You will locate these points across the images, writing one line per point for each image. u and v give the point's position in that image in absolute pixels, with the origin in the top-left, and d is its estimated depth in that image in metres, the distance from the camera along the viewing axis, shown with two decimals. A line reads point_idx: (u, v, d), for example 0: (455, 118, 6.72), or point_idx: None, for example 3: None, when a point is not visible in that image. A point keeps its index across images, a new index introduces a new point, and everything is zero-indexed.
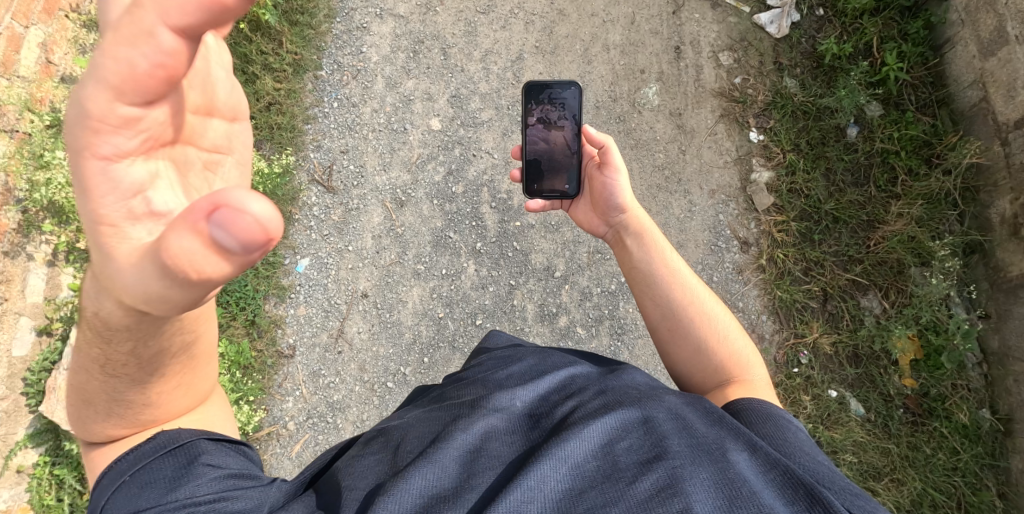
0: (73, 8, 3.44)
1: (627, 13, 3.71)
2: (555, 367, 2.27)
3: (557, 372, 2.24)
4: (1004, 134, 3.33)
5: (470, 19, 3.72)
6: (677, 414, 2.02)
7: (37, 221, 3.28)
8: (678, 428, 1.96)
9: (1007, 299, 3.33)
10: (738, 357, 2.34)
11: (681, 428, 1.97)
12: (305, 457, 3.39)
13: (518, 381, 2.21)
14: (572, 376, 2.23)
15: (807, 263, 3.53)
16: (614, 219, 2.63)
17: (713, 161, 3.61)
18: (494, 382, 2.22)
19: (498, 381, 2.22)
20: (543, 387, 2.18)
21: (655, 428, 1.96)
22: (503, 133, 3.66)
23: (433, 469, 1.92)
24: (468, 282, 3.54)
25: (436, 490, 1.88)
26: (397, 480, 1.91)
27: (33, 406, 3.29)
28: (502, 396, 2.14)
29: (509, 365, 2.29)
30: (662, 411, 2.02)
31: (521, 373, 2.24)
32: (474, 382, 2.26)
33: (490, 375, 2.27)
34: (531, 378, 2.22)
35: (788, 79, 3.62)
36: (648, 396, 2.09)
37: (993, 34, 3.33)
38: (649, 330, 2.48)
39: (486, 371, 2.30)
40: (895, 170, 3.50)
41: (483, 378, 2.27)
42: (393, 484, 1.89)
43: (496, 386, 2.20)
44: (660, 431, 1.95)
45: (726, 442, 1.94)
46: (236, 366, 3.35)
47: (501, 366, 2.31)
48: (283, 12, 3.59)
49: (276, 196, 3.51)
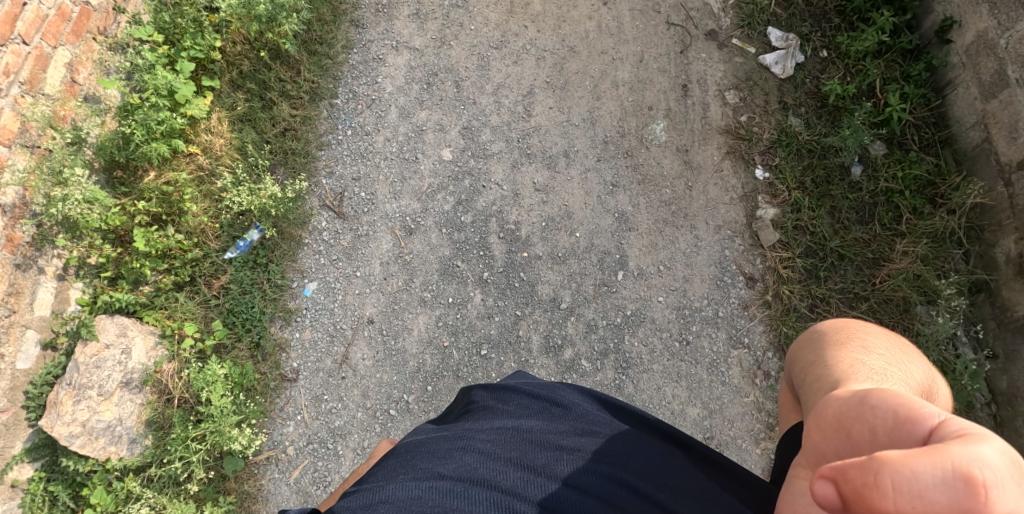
0: (100, 31, 3.53)
1: (636, 51, 3.82)
2: (563, 394, 2.28)
3: (566, 400, 2.24)
4: (1007, 175, 3.38)
5: (483, 53, 3.84)
6: (679, 468, 2.09)
7: (51, 235, 3.31)
8: (680, 482, 2.04)
9: (1014, 338, 3.31)
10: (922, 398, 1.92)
11: (678, 481, 2.04)
12: (305, 483, 3.36)
13: (523, 407, 2.22)
14: (578, 403, 2.24)
15: (813, 300, 3.52)
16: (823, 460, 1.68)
17: (719, 198, 3.65)
18: (500, 408, 2.24)
19: (504, 407, 2.24)
20: (549, 415, 2.20)
21: (657, 479, 2.02)
22: (513, 165, 3.70)
23: (432, 480, 1.92)
24: (474, 311, 3.52)
25: (432, 500, 1.87)
26: (394, 489, 1.90)
27: (33, 420, 3.27)
28: (509, 423, 2.15)
29: (519, 389, 2.30)
30: (665, 467, 2.07)
31: (525, 396, 2.26)
32: (478, 405, 2.28)
33: (495, 397, 2.29)
34: (537, 407, 2.22)
35: (793, 118, 3.70)
36: (655, 448, 2.13)
37: (994, 77, 3.42)
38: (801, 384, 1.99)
39: (494, 392, 2.31)
40: (900, 209, 3.55)
41: (488, 401, 2.28)
42: (392, 493, 1.89)
43: (501, 412, 2.22)
44: (664, 484, 2.02)
45: (723, 498, 2.03)
46: (238, 388, 3.40)
47: (509, 387, 2.31)
48: (303, 42, 3.74)
49: (287, 220, 3.58)
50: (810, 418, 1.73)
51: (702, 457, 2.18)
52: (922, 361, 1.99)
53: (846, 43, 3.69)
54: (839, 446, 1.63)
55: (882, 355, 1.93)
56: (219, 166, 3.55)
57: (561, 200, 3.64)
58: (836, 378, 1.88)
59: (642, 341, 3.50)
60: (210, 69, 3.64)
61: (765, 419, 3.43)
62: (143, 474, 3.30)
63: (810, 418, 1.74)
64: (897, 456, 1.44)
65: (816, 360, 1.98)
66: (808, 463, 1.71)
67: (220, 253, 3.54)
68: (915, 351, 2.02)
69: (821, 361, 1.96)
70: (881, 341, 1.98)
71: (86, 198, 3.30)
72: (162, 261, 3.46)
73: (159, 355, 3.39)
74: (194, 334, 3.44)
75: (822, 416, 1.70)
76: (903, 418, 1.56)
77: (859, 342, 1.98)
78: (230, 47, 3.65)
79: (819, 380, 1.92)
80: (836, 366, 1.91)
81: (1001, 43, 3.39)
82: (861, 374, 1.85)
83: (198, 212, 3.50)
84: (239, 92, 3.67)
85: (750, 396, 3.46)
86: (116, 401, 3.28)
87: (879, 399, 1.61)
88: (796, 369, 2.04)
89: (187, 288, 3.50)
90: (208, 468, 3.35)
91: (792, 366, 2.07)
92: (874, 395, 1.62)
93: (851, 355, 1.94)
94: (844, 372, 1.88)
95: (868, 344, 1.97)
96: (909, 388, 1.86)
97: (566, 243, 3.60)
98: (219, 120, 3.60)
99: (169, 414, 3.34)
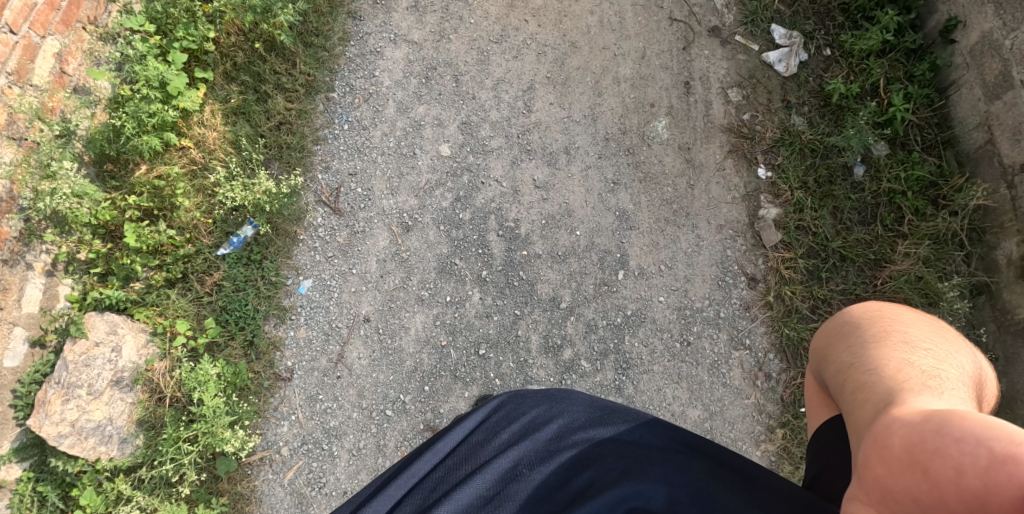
0: (90, 20, 3.44)
1: (638, 47, 3.77)
2: (560, 413, 2.17)
3: (564, 422, 2.14)
4: (1010, 176, 3.36)
5: (483, 47, 3.77)
6: (697, 478, 1.99)
7: (39, 230, 3.23)
8: (702, 496, 1.95)
9: (1014, 341, 3.30)
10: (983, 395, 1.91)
11: (700, 505, 1.93)
12: (299, 485, 3.30)
13: (520, 439, 2.11)
14: (576, 425, 2.13)
15: (814, 301, 3.50)
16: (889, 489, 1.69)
17: (722, 197, 3.61)
18: (495, 442, 2.12)
19: (499, 442, 2.12)
20: (548, 448, 2.08)
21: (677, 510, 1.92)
22: (512, 161, 3.64)
23: None
24: (472, 310, 3.47)
25: None
26: None
27: (21, 420, 3.20)
28: (507, 468, 2.04)
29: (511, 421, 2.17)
30: (683, 483, 1.97)
31: (520, 426, 2.14)
32: (473, 439, 2.17)
33: (490, 430, 2.17)
34: (535, 435, 2.11)
35: (796, 117, 3.66)
36: (669, 460, 2.03)
37: (998, 78, 3.39)
38: (839, 387, 1.95)
39: (487, 426, 2.19)
40: (902, 210, 3.52)
41: (482, 435, 2.17)
42: None
43: (498, 447, 2.11)
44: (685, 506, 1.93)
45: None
46: (232, 388, 3.33)
47: (501, 420, 2.18)
48: (298, 34, 3.65)
49: (281, 215, 3.50)
50: (871, 443, 1.75)
51: (724, 462, 2.06)
52: (965, 346, 1.97)
53: (849, 42, 3.65)
54: (915, 482, 1.66)
55: (927, 351, 1.89)
56: (212, 160, 3.48)
57: (561, 198, 3.59)
58: (884, 387, 1.83)
59: (643, 341, 3.46)
60: (203, 60, 3.55)
61: (765, 421, 3.41)
62: (134, 474, 3.23)
63: (871, 443, 1.75)
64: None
65: (855, 361, 1.93)
66: (868, 495, 1.72)
67: (213, 249, 3.46)
68: (954, 334, 2.00)
69: (862, 363, 1.91)
70: (923, 333, 1.95)
71: (76, 192, 3.21)
72: (154, 257, 3.38)
73: (150, 354, 3.32)
74: (186, 332, 3.36)
75: (889, 447, 1.72)
76: (997, 457, 1.60)
77: (901, 336, 1.94)
78: (224, 37, 3.56)
79: (863, 388, 1.87)
80: (882, 371, 1.86)
81: (1006, 44, 3.36)
82: (913, 384, 1.80)
83: (190, 207, 3.42)
84: (233, 84, 3.59)
85: (751, 398, 3.44)
86: (107, 401, 3.20)
87: (962, 431, 1.65)
88: (829, 368, 2.00)
89: (179, 284, 3.43)
90: (200, 469, 3.28)
91: (824, 363, 2.03)
92: (954, 427, 1.66)
93: (896, 355, 1.89)
94: (893, 379, 1.83)
95: (911, 338, 1.93)
96: (966, 388, 1.84)
97: (566, 241, 3.55)
98: (212, 113, 3.51)
99: (161, 413, 3.27)
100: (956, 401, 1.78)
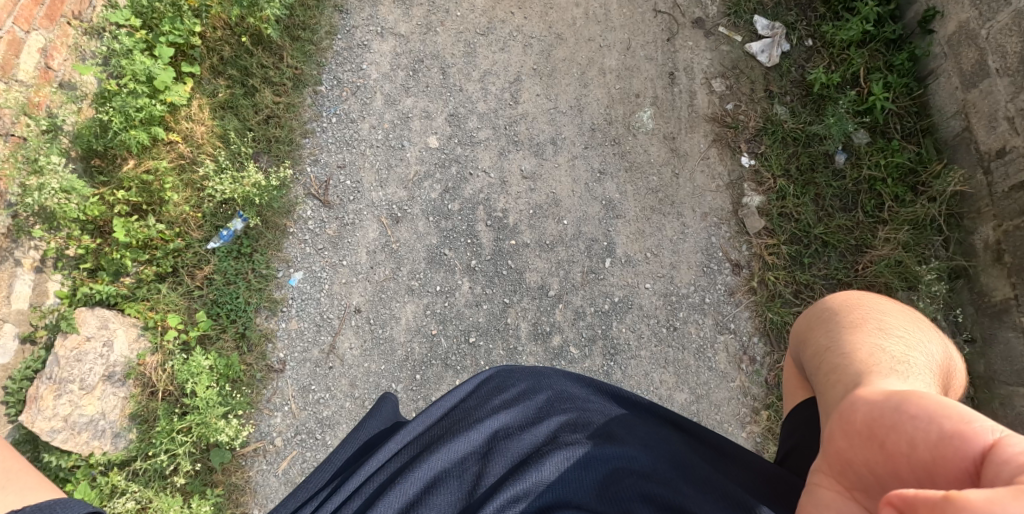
0: (75, 15, 3.43)
1: (623, 39, 3.81)
2: (550, 383, 2.20)
3: (552, 391, 2.18)
4: (986, 163, 3.46)
5: (469, 39, 3.79)
6: (678, 450, 2.06)
7: (27, 226, 3.22)
8: (683, 463, 2.01)
9: (992, 323, 3.39)
10: (951, 384, 1.97)
11: (682, 471, 1.99)
12: (293, 474, 3.33)
13: (511, 403, 2.14)
14: (564, 395, 2.17)
15: (797, 286, 3.57)
16: (850, 462, 1.72)
17: (706, 185, 3.67)
18: (484, 407, 2.14)
19: (488, 407, 2.13)
20: (537, 412, 2.11)
21: (660, 472, 1.97)
22: (500, 152, 3.67)
23: None
24: (462, 299, 3.51)
25: None
26: None
27: (12, 416, 3.20)
28: (495, 430, 2.07)
29: (501, 391, 2.18)
30: (665, 452, 2.03)
31: (510, 392, 2.17)
32: (462, 405, 2.17)
33: (479, 397, 2.18)
34: (524, 400, 2.14)
35: (778, 106, 3.73)
36: (652, 433, 2.09)
37: (974, 67, 3.47)
38: (815, 370, 2.01)
39: (476, 393, 2.20)
40: (882, 197, 3.60)
41: (471, 401, 2.18)
42: None
43: (487, 411, 2.12)
44: (667, 468, 1.99)
45: (728, 486, 1.97)
46: (225, 379, 3.36)
47: (491, 391, 2.19)
48: (285, 28, 3.67)
49: (271, 208, 3.51)
50: (836, 419, 1.80)
51: (702, 442, 2.12)
52: (937, 335, 2.05)
53: (831, 32, 3.72)
54: (870, 455, 1.69)
55: (900, 338, 1.96)
56: (201, 154, 3.48)
57: (549, 188, 3.63)
58: (856, 369, 1.89)
59: (630, 327, 3.52)
60: (190, 55, 3.56)
61: (751, 403, 3.49)
62: (128, 468, 3.25)
63: (836, 419, 1.80)
64: (979, 499, 1.43)
65: (831, 345, 2.00)
66: (829, 470, 1.76)
67: (203, 243, 3.47)
68: (928, 323, 2.08)
69: (837, 347, 1.98)
70: (898, 322, 2.02)
71: (64, 187, 3.21)
72: (143, 252, 3.39)
73: (142, 348, 3.33)
74: (177, 326, 3.38)
75: (852, 422, 1.76)
76: (950, 433, 1.60)
77: (876, 324, 2.01)
78: (210, 32, 3.57)
79: (837, 370, 1.93)
80: (855, 354, 1.92)
81: (982, 33, 3.43)
82: (882, 366, 1.86)
83: (179, 202, 3.43)
84: (220, 79, 3.61)
85: (737, 381, 3.51)
86: (99, 395, 3.21)
87: (919, 409, 1.67)
88: (807, 352, 2.08)
89: (169, 278, 3.44)
90: (194, 460, 3.30)
91: (804, 347, 2.10)
92: (912, 403, 1.68)
93: (869, 340, 1.95)
94: (864, 362, 1.89)
95: (886, 325, 2.00)
96: (932, 374, 1.90)
97: (554, 230, 3.59)
98: (200, 108, 3.52)
99: (154, 407, 3.30)
100: (922, 385, 1.83)
